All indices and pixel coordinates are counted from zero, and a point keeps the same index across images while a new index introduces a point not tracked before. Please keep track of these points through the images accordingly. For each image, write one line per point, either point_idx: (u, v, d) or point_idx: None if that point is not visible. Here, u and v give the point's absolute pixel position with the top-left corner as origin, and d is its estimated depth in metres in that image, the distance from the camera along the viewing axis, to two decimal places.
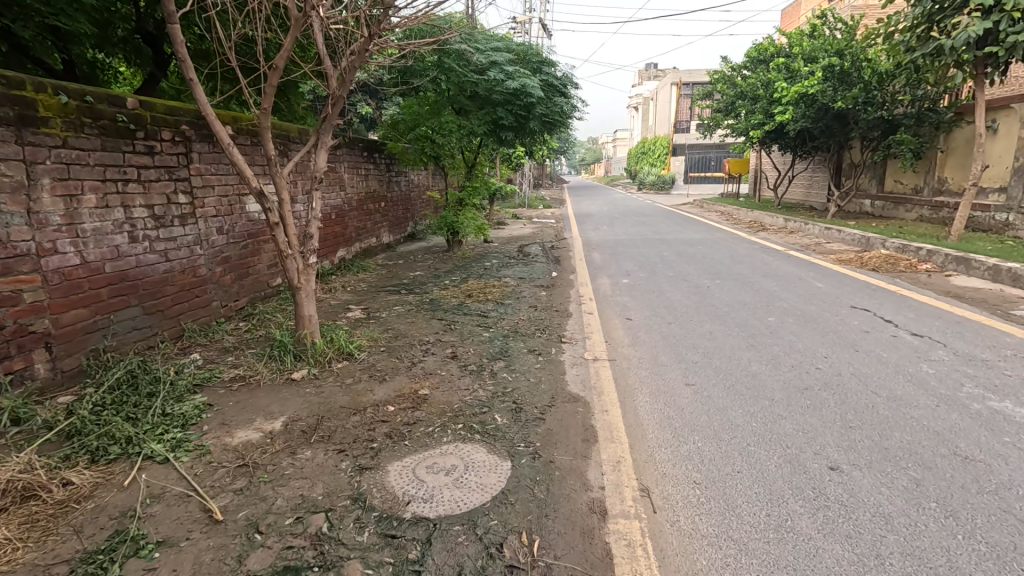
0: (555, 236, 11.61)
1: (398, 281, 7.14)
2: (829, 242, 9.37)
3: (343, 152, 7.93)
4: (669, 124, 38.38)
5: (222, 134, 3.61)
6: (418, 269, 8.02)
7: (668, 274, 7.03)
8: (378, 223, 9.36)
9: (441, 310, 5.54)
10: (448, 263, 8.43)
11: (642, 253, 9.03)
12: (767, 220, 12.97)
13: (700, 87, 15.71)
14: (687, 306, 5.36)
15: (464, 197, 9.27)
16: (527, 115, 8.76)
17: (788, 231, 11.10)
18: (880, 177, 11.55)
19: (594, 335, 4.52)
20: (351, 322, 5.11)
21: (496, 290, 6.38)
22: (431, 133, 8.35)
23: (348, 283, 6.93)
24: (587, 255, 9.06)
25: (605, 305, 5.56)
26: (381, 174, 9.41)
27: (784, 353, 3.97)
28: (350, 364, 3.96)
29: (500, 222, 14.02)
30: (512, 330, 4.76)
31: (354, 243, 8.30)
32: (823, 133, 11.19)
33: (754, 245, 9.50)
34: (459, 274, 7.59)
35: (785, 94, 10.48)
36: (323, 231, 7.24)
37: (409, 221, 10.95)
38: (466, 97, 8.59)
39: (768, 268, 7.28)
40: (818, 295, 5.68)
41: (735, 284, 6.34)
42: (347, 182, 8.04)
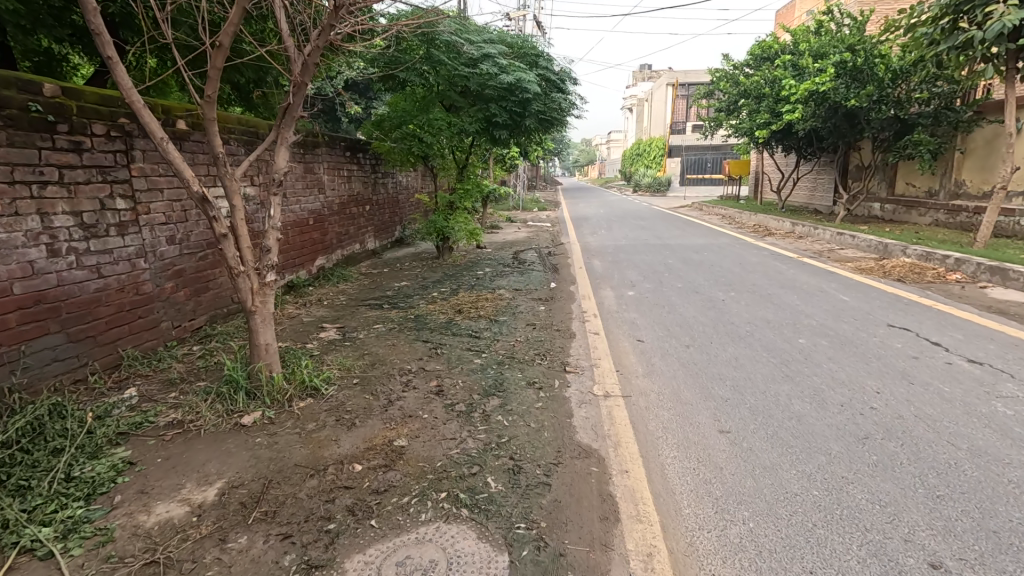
0: (552, 241, 11.02)
1: (381, 293, 6.49)
2: (842, 249, 8.84)
3: (322, 151, 7.26)
4: (665, 125, 37.94)
5: (153, 127, 2.91)
6: (404, 279, 7.38)
7: (678, 286, 6.42)
8: (362, 228, 8.71)
9: (426, 329, 4.91)
10: (438, 272, 7.80)
11: (645, 260, 8.44)
12: (771, 224, 12.45)
13: (700, 86, 15.20)
14: (705, 325, 4.76)
15: (454, 200, 8.65)
16: (523, 112, 8.14)
17: (796, 236, 10.56)
18: (890, 180, 11.06)
19: (602, 362, 3.91)
20: (323, 345, 4.46)
21: (489, 304, 5.76)
22: (419, 132, 7.71)
23: (325, 296, 6.28)
24: (586, 262, 8.44)
25: (611, 323, 4.95)
26: (365, 175, 8.76)
27: (828, 387, 3.37)
28: (314, 402, 3.31)
29: (494, 225, 13.39)
30: (507, 355, 4.13)
31: (335, 250, 7.65)
32: (832, 134, 10.69)
33: (763, 252, 8.95)
34: (448, 284, 6.97)
35: (793, 92, 9.95)
36: (298, 238, 6.57)
37: (396, 225, 10.30)
38: (456, 93, 7.98)
39: (784, 278, 6.71)
40: (847, 311, 5.10)
41: (752, 298, 5.75)
42: (326, 184, 7.38)
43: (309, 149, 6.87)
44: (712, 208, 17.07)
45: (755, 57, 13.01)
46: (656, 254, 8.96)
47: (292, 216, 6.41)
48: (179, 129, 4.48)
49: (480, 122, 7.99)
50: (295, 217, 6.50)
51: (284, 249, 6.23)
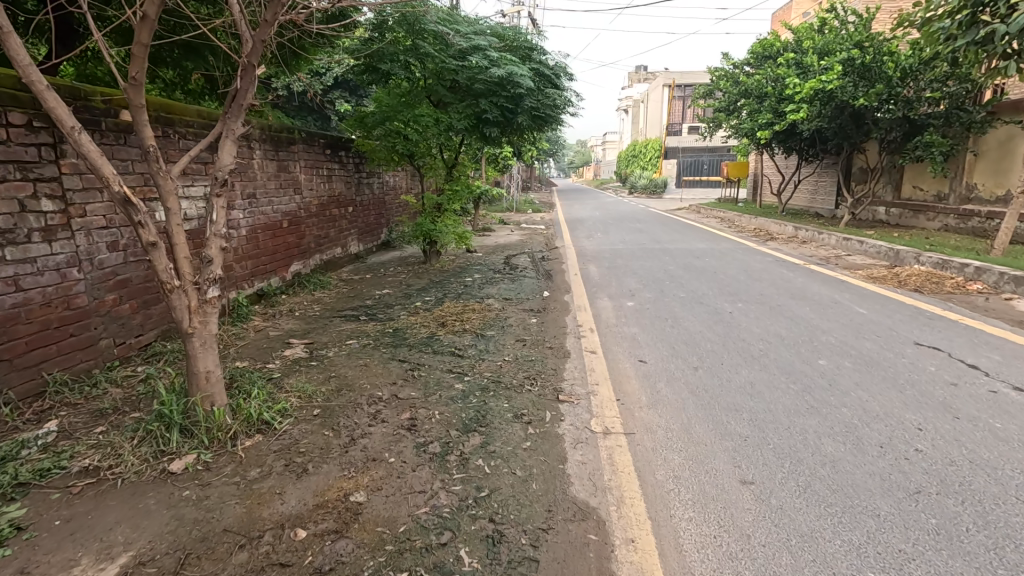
0: (545, 245, 10.66)
1: (360, 303, 5.99)
2: (850, 255, 8.42)
3: (298, 149, 6.75)
4: (661, 126, 37.60)
5: (62, 115, 2.39)
6: (387, 286, 6.89)
7: (680, 295, 5.96)
8: (344, 231, 8.22)
9: (404, 347, 4.41)
10: (423, 279, 7.31)
11: (644, 266, 8.00)
12: (772, 228, 12.04)
13: (699, 86, 14.80)
14: (713, 343, 4.30)
15: (442, 202, 8.16)
16: (515, 109, 7.64)
17: (800, 241, 10.13)
18: (896, 183, 10.68)
19: (601, 389, 3.43)
20: (286, 366, 3.96)
21: (476, 316, 5.27)
22: (403, 129, 7.20)
23: (299, 306, 5.78)
24: (581, 268, 7.98)
25: (610, 339, 4.48)
26: (347, 175, 8.25)
27: (862, 422, 2.91)
28: (263, 441, 2.81)
29: (485, 228, 12.91)
30: (492, 379, 3.65)
31: (313, 255, 7.14)
32: (837, 135, 10.29)
33: (767, 258, 8.52)
34: (433, 292, 6.48)
35: (798, 90, 9.54)
36: (270, 241, 6.06)
37: (382, 228, 9.81)
38: (443, 88, 7.47)
39: (794, 287, 6.27)
40: (868, 327, 4.65)
41: (763, 311, 5.30)
42: (303, 183, 6.87)
43: (283, 147, 6.36)
44: (710, 211, 16.67)
45: (756, 55, 12.62)
46: (655, 259, 8.52)
47: (263, 219, 5.90)
48: (124, 121, 3.97)
49: (469, 119, 7.50)
50: (267, 220, 5.99)
51: (254, 255, 5.72)
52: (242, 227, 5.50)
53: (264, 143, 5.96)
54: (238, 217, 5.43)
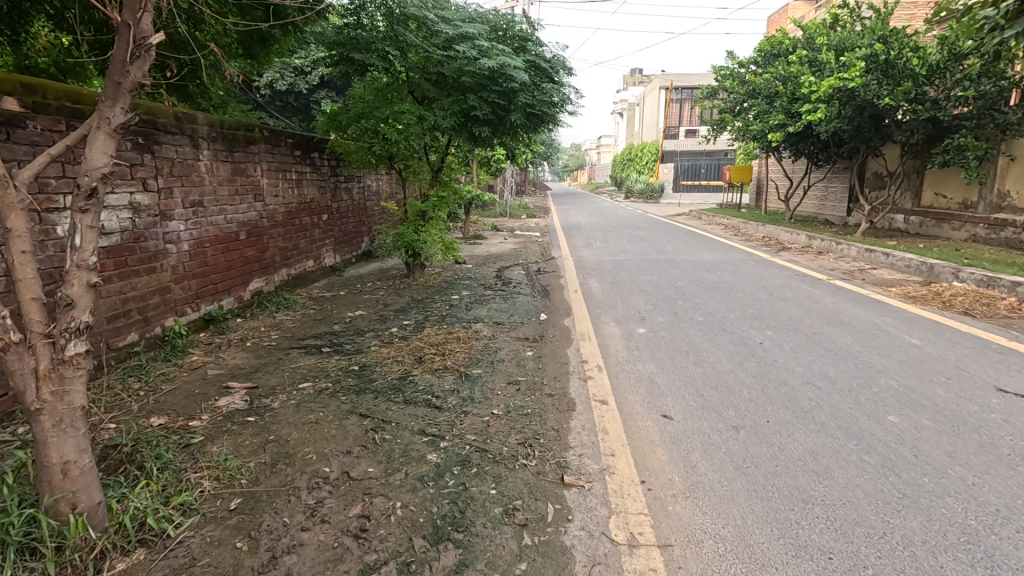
0: (541, 255, 9.83)
1: (327, 328, 5.15)
2: (875, 269, 7.68)
3: (260, 150, 5.90)
4: (658, 130, 37.04)
5: None
6: (362, 306, 6.06)
7: (698, 320, 5.17)
8: (316, 242, 7.37)
9: (369, 393, 3.57)
10: (404, 297, 6.48)
11: (651, 281, 7.21)
12: (782, 236, 11.31)
13: (702, 86, 14.11)
14: (749, 390, 3.51)
15: (427, 209, 7.34)
16: (507, 107, 6.77)
17: (815, 252, 9.39)
18: (917, 189, 9.98)
19: (619, 464, 2.61)
20: (213, 424, 3.11)
21: (460, 348, 4.44)
22: (380, 127, 6.34)
23: (253, 334, 4.92)
24: (582, 283, 7.18)
25: (622, 382, 3.68)
26: (319, 179, 7.41)
27: (983, 526, 2.12)
28: (142, 565, 1.95)
29: (477, 235, 12.09)
30: (476, 447, 2.81)
31: (278, 269, 6.29)
32: (852, 138, 9.60)
33: (784, 271, 7.76)
34: (413, 314, 5.65)
35: (815, 89, 8.81)
36: (222, 257, 5.21)
37: (362, 236, 8.98)
38: (426, 82, 6.62)
39: (826, 310, 5.48)
40: (930, 366, 3.86)
41: (798, 341, 4.50)
42: (266, 189, 6.03)
43: (241, 146, 5.52)
44: (712, 218, 15.94)
45: (764, 54, 11.96)
46: (662, 273, 7.73)
47: (212, 231, 5.04)
48: (6, 110, 3.09)
49: (455, 117, 6.63)
50: (217, 231, 5.13)
51: (201, 273, 4.86)
52: (183, 241, 4.64)
53: (216, 142, 5.12)
54: (177, 230, 4.57)
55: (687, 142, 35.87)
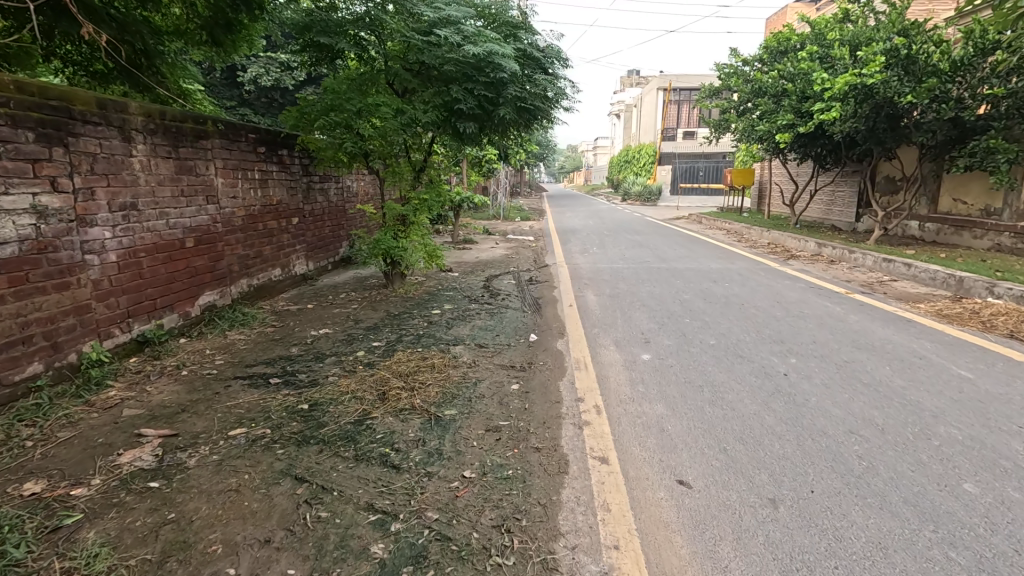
0: (533, 261, 9.17)
1: (283, 351, 4.47)
2: (896, 281, 7.07)
3: (214, 146, 5.21)
4: (655, 131, 36.58)
5: None
6: (329, 322, 5.39)
7: (710, 345, 4.52)
8: (284, 249, 6.67)
9: (314, 444, 2.88)
10: (379, 311, 5.80)
11: (653, 293, 6.55)
12: (789, 243, 10.70)
13: (704, 86, 13.52)
14: (782, 442, 2.85)
15: (407, 213, 6.65)
16: (496, 100, 6.02)
17: (827, 261, 8.78)
18: (933, 195, 9.39)
19: (625, 567, 1.95)
20: (102, 494, 2.42)
21: (433, 381, 3.76)
22: (352, 121, 5.64)
23: (195, 359, 4.22)
24: (577, 296, 6.51)
25: (626, 430, 3.01)
26: (288, 179, 6.72)
27: None
28: None
29: (467, 240, 11.43)
30: (437, 534, 2.14)
31: (236, 281, 5.60)
32: (866, 140, 9.00)
33: (797, 283, 7.12)
34: (386, 334, 4.97)
35: (830, 85, 8.20)
36: (163, 268, 4.51)
37: (339, 241, 8.29)
38: (405, 72, 5.91)
39: (855, 332, 4.83)
40: (994, 409, 3.21)
41: (828, 373, 3.85)
42: (222, 190, 5.34)
43: (189, 141, 4.83)
44: (712, 222, 15.36)
45: (770, 50, 11.38)
46: (665, 284, 7.07)
47: (150, 238, 4.35)
48: None
49: (437, 111, 5.90)
50: (156, 239, 4.43)
51: (134, 288, 4.16)
52: (110, 250, 3.94)
53: (156, 135, 4.43)
54: (102, 237, 3.87)
55: (684, 143, 35.41)
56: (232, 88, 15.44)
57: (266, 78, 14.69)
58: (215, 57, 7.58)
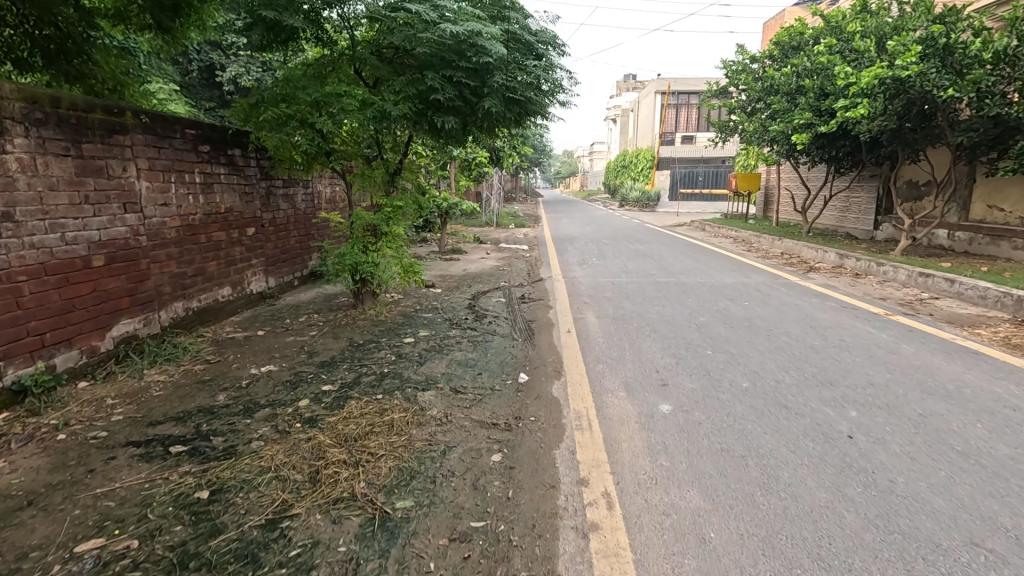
0: (527, 275, 8.26)
1: (206, 399, 3.53)
2: (938, 300, 6.21)
3: (137, 143, 4.30)
4: (652, 136, 35.91)
5: None
6: (277, 356, 4.46)
7: (743, 390, 3.62)
8: (235, 264, 5.74)
9: (191, 572, 1.95)
10: (342, 340, 4.87)
11: (664, 316, 5.65)
12: (805, 253, 9.85)
13: (709, 86, 12.72)
14: (881, 565, 1.95)
15: (379, 223, 5.75)
16: (479, 90, 5.12)
17: (852, 274, 7.92)
18: (965, 202, 8.60)
19: None
20: None
21: (388, 451, 2.83)
22: (306, 115, 4.73)
23: (86, 413, 3.28)
24: (577, 319, 5.60)
25: (651, 543, 2.09)
26: (241, 184, 5.80)
27: None
28: None
29: (455, 250, 10.54)
30: None
31: (168, 305, 4.67)
32: (892, 141, 8.18)
33: (827, 303, 6.24)
34: (342, 374, 4.04)
35: (856, 79, 7.37)
36: (58, 295, 3.57)
37: (308, 254, 7.36)
38: (372, 58, 5.03)
39: (918, 371, 3.93)
40: None
41: (904, 433, 2.96)
42: (148, 196, 4.42)
43: (98, 135, 3.91)
44: (717, 229, 14.50)
45: (782, 46, 10.58)
46: (676, 304, 6.18)
47: (35, 256, 3.42)
48: None
49: (411, 103, 4.98)
50: (46, 258, 3.50)
51: (8, 322, 3.23)
52: None
53: (45, 126, 3.51)
54: None
55: (682, 148, 34.80)
56: (211, 89, 14.59)
57: (247, 78, 13.75)
58: (165, 47, 6.68)
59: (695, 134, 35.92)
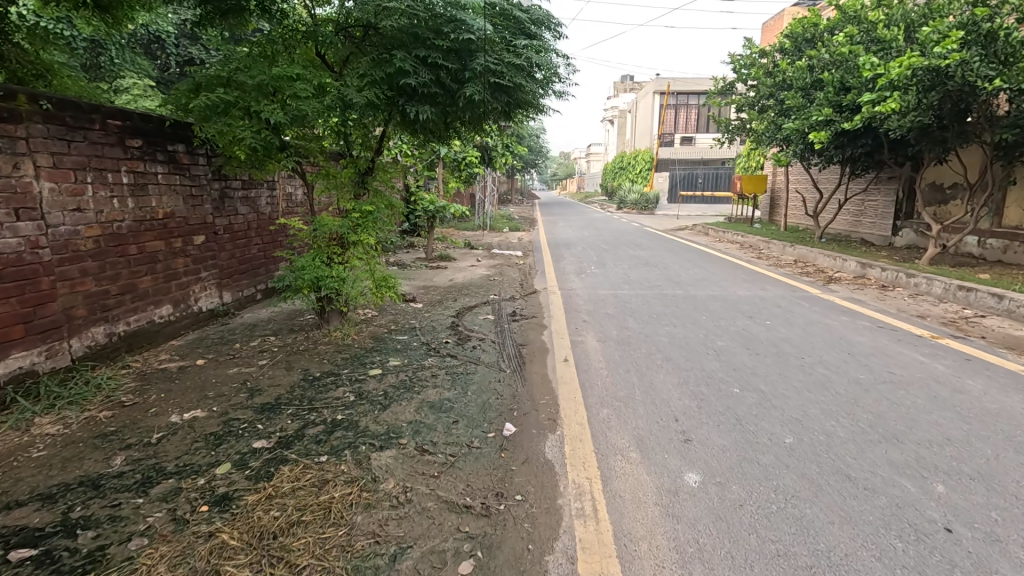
0: (519, 286, 7.48)
1: (97, 464, 2.73)
2: (985, 319, 5.48)
3: (34, 135, 3.50)
4: (651, 137, 35.22)
5: None
6: (210, 394, 3.66)
7: (787, 449, 2.84)
8: (179, 279, 4.93)
9: None
10: (294, 374, 4.06)
11: (677, 339, 4.87)
12: (821, 261, 9.12)
13: (715, 82, 12.00)
14: None
15: (346, 231, 4.95)
16: (460, 75, 4.34)
17: (878, 286, 7.18)
18: (998, 206, 7.88)
19: None
20: None
21: (315, 558, 2.03)
22: (249, 103, 3.92)
23: None
24: (575, 343, 4.81)
25: None
26: (185, 185, 4.98)
27: None
28: None
29: (443, 256, 9.75)
30: None
31: (82, 332, 3.86)
32: (920, 139, 7.45)
33: (860, 322, 5.48)
34: (283, 422, 3.23)
35: (886, 70, 6.64)
36: None
37: (272, 264, 6.56)
38: (334, 36, 4.29)
39: (1002, 420, 3.15)
40: None
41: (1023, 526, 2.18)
42: (50, 200, 3.61)
43: None
44: (722, 234, 13.73)
45: (795, 38, 9.86)
46: (689, 323, 5.39)
47: None
48: None
49: (378, 88, 4.20)
50: None
51: None
52: None
53: None
54: None
55: (682, 149, 34.08)
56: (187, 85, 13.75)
57: None
58: (105, 30, 5.82)
59: (695, 135, 35.25)
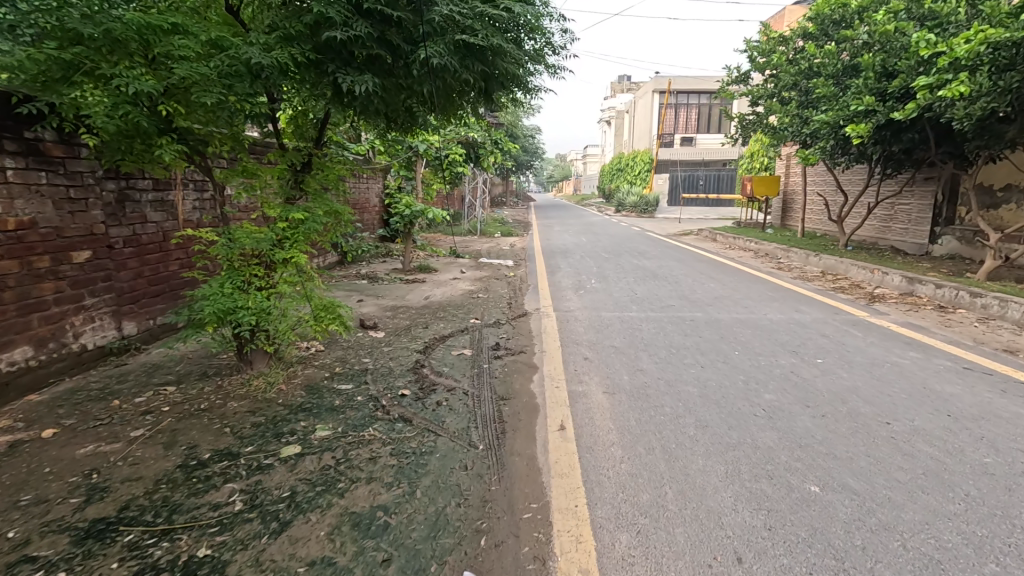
0: (507, 307, 6.25)
1: None
2: None
3: None
4: (651, 137, 34.09)
5: None
6: (24, 501, 2.41)
7: None
8: (45, 310, 3.67)
9: None
10: (172, 456, 2.81)
11: (709, 391, 3.64)
12: (854, 274, 7.96)
13: (728, 72, 10.85)
14: None
15: (271, 246, 3.72)
16: (416, 33, 3.14)
17: (934, 308, 6.02)
18: None
19: None
20: None
21: None
22: (101, 64, 2.70)
23: None
24: (575, 397, 3.57)
25: None
26: (58, 184, 3.75)
27: None
28: None
29: (423, 267, 8.53)
30: None
31: None
32: (980, 134, 6.32)
33: (938, 361, 4.29)
34: (103, 569, 1.99)
35: (952, 47, 5.48)
36: None
37: (199, 282, 5.31)
38: None
39: None
40: None
41: None
42: None
43: None
44: (733, 239, 12.54)
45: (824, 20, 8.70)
46: (720, 365, 4.16)
47: None
48: None
49: (296, 45, 2.97)
50: None
51: None
52: None
53: None
54: None
55: (682, 150, 32.99)
56: None
57: None
58: None
59: (696, 136, 34.14)
